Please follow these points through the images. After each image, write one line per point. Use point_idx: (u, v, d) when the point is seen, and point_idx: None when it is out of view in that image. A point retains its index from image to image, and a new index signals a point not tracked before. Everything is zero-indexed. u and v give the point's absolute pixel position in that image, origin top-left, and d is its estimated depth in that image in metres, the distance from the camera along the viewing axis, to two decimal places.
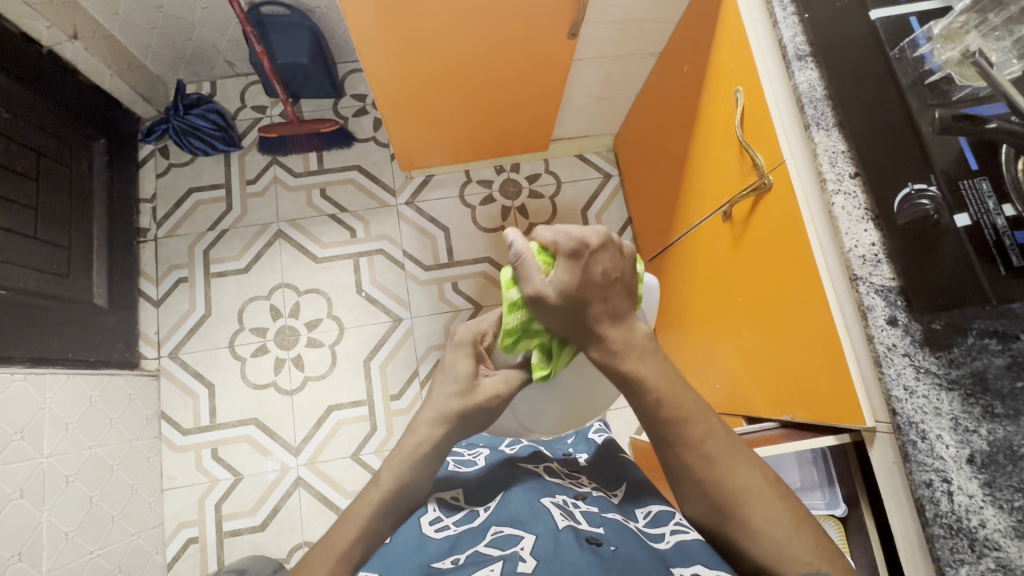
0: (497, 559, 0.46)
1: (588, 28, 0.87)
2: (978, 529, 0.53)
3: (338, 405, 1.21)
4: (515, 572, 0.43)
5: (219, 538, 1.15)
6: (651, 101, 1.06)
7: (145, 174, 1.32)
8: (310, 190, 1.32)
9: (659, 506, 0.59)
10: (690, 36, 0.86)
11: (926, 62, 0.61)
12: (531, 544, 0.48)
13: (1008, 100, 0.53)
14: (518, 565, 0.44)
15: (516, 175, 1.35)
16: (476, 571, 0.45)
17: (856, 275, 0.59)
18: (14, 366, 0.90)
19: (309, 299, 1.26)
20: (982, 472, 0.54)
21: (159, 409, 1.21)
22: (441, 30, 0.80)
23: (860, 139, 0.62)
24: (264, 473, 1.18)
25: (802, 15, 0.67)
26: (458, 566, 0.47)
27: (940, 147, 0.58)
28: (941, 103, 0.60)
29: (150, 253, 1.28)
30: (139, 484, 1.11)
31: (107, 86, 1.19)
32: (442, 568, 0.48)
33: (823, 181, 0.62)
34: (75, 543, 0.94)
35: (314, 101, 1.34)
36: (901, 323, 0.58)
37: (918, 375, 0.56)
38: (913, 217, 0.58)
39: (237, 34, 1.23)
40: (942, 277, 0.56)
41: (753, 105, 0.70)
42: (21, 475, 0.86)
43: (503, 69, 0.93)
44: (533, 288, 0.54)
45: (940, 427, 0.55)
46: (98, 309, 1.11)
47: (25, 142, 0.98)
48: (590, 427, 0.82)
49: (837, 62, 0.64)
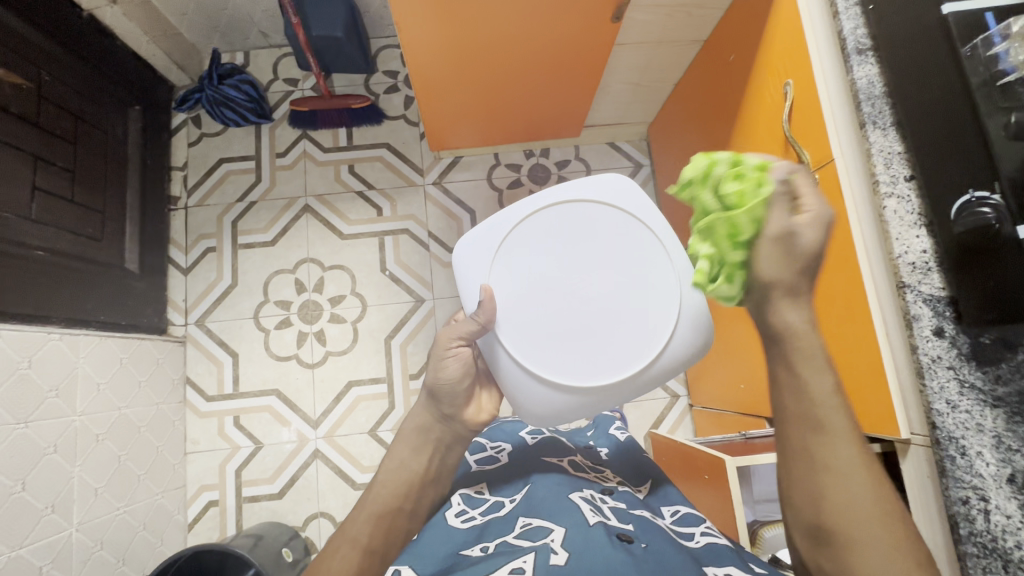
0: (528, 550, 0.46)
1: (632, 12, 0.85)
2: (1013, 550, 0.51)
3: (358, 381, 1.23)
4: (548, 563, 0.44)
5: (238, 503, 1.18)
6: (690, 93, 1.04)
7: (177, 142, 1.33)
8: (339, 166, 1.32)
9: (688, 508, 0.58)
10: (738, 25, 0.83)
11: (1000, 62, 0.53)
12: (561, 536, 0.48)
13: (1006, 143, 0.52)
14: (550, 556, 0.45)
15: (545, 160, 1.33)
16: (508, 560, 0.45)
17: (904, 283, 0.58)
18: (50, 326, 0.92)
19: (333, 275, 1.27)
20: (1023, 494, 0.52)
21: (184, 374, 1.23)
22: (483, 8, 0.79)
23: (919, 140, 0.58)
24: (284, 443, 1.20)
25: (866, 6, 0.64)
26: (488, 555, 0.47)
27: (1011, 149, 0.52)
28: (1017, 104, 0.52)
29: (179, 222, 1.30)
30: (164, 446, 1.14)
31: (144, 52, 1.19)
32: (472, 558, 0.48)
33: (876, 183, 0.60)
34: (103, 499, 0.97)
35: (346, 76, 1.33)
36: (948, 334, 0.56)
37: (961, 389, 0.55)
38: (971, 226, 0.53)
39: (273, 5, 1.22)
40: (1000, 293, 0.52)
41: (805, 99, 0.68)
42: (54, 432, 0.89)
43: (545, 51, 0.91)
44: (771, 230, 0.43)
45: (981, 444, 0.54)
46: (130, 274, 1.14)
47: (64, 105, 0.99)
48: (611, 423, 0.81)
49: (899, 55, 0.59)
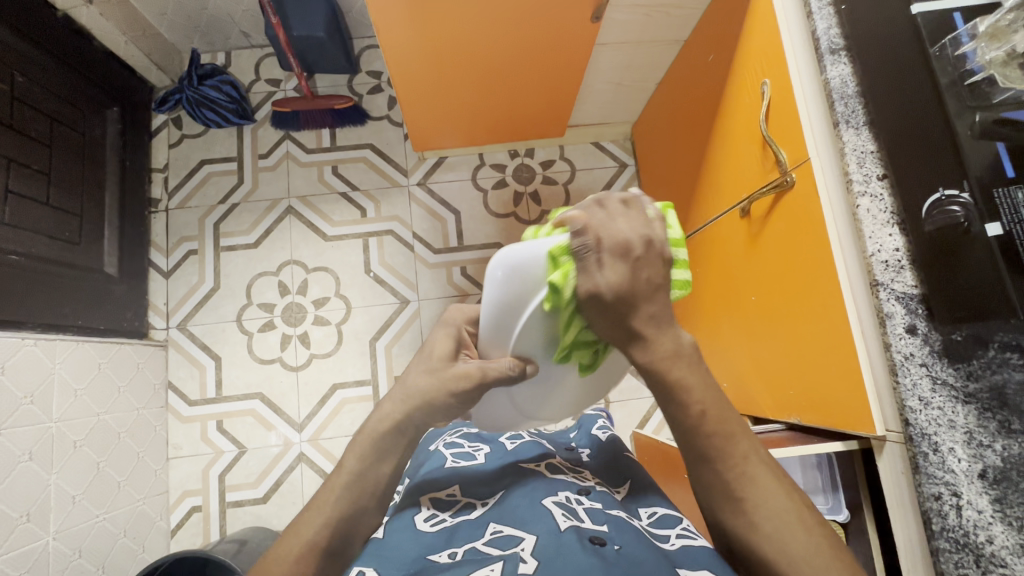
0: (497, 558, 0.46)
1: (612, 11, 0.85)
2: (984, 544, 0.52)
3: (343, 384, 1.22)
4: (515, 572, 0.43)
5: (221, 509, 1.17)
6: (671, 92, 1.04)
7: (157, 144, 1.31)
8: (322, 167, 1.31)
9: (666, 509, 0.58)
10: (717, 25, 0.83)
11: (967, 62, 0.59)
12: (531, 545, 0.48)
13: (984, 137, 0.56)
14: (519, 565, 0.44)
15: (530, 160, 1.33)
16: (475, 570, 0.44)
17: (877, 281, 0.58)
18: (25, 331, 0.91)
19: (317, 277, 1.26)
20: (993, 488, 0.53)
21: (165, 379, 1.22)
22: (460, 9, 0.78)
23: (891, 140, 0.59)
24: (268, 447, 1.19)
25: (839, 7, 0.64)
26: (456, 563, 0.46)
27: (976, 150, 0.57)
28: (981, 105, 0.58)
29: (160, 224, 1.28)
30: (145, 452, 1.13)
31: (122, 53, 1.18)
32: (440, 563, 0.47)
33: (849, 182, 0.60)
34: (82, 507, 0.96)
35: (329, 76, 1.32)
36: (920, 332, 0.56)
37: (934, 386, 0.55)
38: (942, 223, 0.56)
39: (253, 5, 1.21)
40: (968, 288, 0.55)
41: (780, 99, 0.67)
42: (29, 438, 0.88)
43: (526, 52, 0.91)
44: (587, 283, 0.44)
45: (953, 440, 0.54)
46: (108, 278, 1.12)
47: (38, 106, 0.97)
48: (593, 423, 0.82)
49: (872, 59, 0.61)
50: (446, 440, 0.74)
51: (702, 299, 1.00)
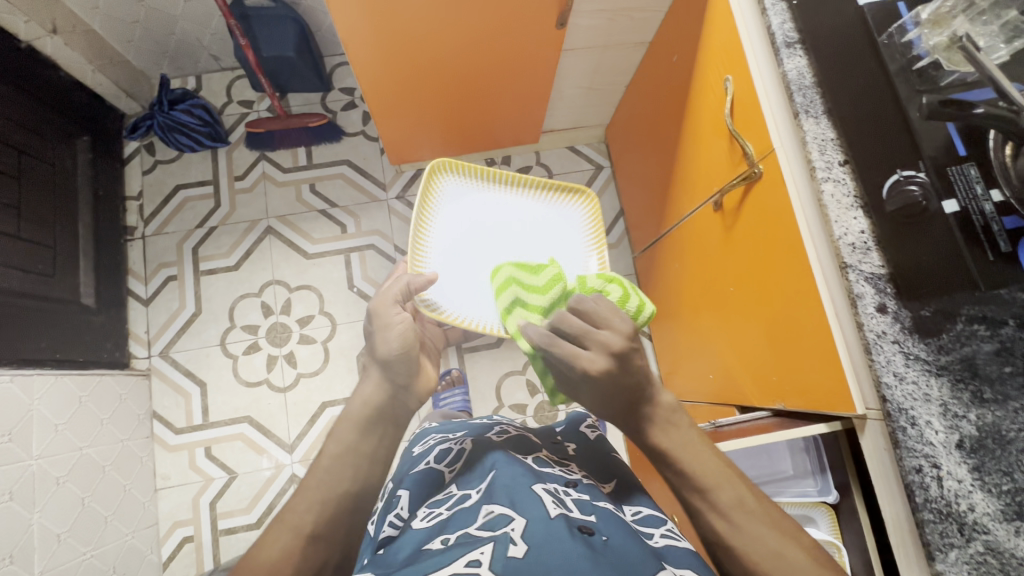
0: (486, 540, 0.47)
1: (575, 17, 0.86)
2: (967, 513, 0.53)
3: (332, 401, 1.21)
4: (506, 555, 0.44)
5: (214, 537, 1.14)
6: (640, 93, 1.06)
7: (131, 171, 1.30)
8: (300, 185, 1.31)
9: (650, 508, 0.59)
10: (678, 26, 0.86)
11: (914, 49, 0.61)
12: (522, 526, 0.48)
13: (995, 82, 0.53)
14: (509, 548, 0.45)
15: (507, 167, 1.34)
16: (467, 552, 0.45)
17: (845, 263, 0.59)
18: (1, 367, 0.89)
19: (301, 296, 1.25)
20: (971, 456, 0.54)
21: (150, 409, 1.20)
22: (425, 25, 0.80)
23: (849, 128, 0.61)
24: (259, 470, 1.18)
25: (790, 2, 0.67)
26: (447, 547, 0.47)
27: (929, 134, 0.59)
28: (930, 89, 0.60)
29: (137, 252, 1.27)
30: (132, 485, 1.11)
31: (90, 82, 1.17)
32: (432, 550, 0.49)
33: (813, 169, 0.62)
34: (67, 545, 0.93)
35: (301, 95, 1.33)
36: (890, 310, 0.58)
37: (907, 362, 0.57)
38: (903, 203, 0.58)
39: (222, 28, 1.21)
40: (931, 264, 0.57)
41: (742, 94, 0.69)
42: (10, 477, 0.85)
43: (485, 50, 0.89)
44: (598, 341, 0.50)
45: (929, 413, 0.56)
46: (86, 309, 1.10)
47: (5, 139, 0.96)
48: (581, 418, 0.81)
49: (827, 51, 0.64)
50: (431, 443, 0.75)
51: (683, 295, 1.01)
